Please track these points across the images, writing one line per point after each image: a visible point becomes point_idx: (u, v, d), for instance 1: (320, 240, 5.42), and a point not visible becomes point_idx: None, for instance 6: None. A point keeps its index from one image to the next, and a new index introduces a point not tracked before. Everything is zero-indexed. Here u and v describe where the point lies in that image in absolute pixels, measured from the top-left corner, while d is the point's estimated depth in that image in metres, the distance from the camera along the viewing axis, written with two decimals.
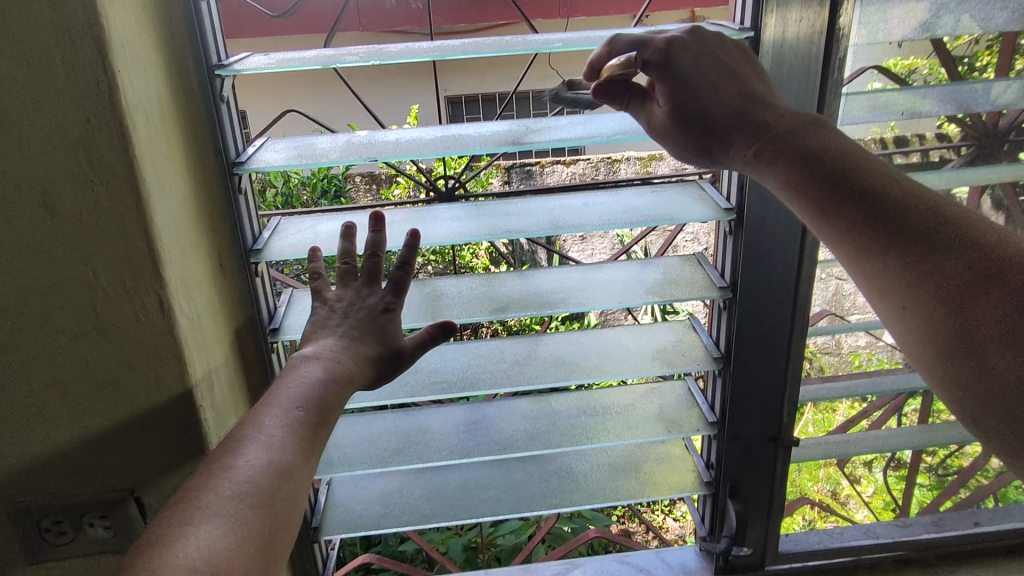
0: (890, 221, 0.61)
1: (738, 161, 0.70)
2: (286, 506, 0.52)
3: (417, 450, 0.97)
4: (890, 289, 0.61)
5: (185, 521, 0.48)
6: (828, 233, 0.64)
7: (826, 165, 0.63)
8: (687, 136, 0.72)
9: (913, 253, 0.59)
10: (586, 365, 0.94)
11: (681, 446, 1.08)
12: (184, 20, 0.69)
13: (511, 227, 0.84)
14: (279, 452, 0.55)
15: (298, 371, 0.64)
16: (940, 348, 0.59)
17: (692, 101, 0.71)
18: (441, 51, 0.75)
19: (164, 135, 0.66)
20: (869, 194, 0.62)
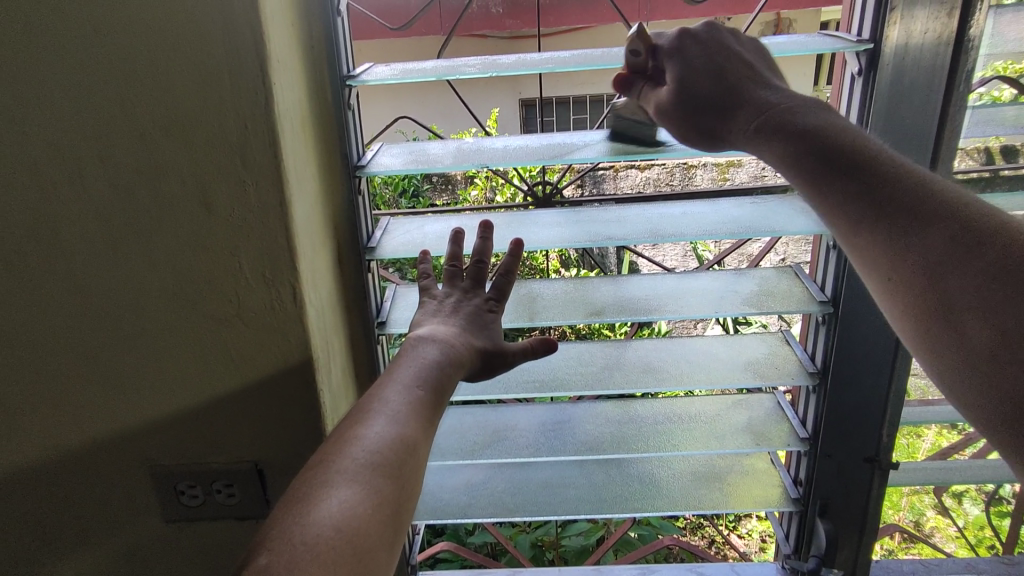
0: (888, 200, 0.58)
1: (744, 142, 0.70)
2: (410, 478, 0.57)
3: (504, 445, 1.01)
4: (876, 263, 0.59)
5: (326, 483, 0.53)
6: (826, 212, 0.62)
7: (817, 139, 0.63)
8: (691, 114, 0.72)
9: (910, 232, 0.56)
10: (677, 373, 0.94)
11: (767, 460, 1.06)
12: (322, 35, 0.74)
13: (611, 234, 0.86)
14: (403, 426, 0.59)
15: (417, 352, 0.69)
16: (935, 341, 0.55)
17: (697, 79, 0.72)
18: (556, 63, 0.77)
19: (303, 140, 0.72)
20: (862, 170, 0.60)
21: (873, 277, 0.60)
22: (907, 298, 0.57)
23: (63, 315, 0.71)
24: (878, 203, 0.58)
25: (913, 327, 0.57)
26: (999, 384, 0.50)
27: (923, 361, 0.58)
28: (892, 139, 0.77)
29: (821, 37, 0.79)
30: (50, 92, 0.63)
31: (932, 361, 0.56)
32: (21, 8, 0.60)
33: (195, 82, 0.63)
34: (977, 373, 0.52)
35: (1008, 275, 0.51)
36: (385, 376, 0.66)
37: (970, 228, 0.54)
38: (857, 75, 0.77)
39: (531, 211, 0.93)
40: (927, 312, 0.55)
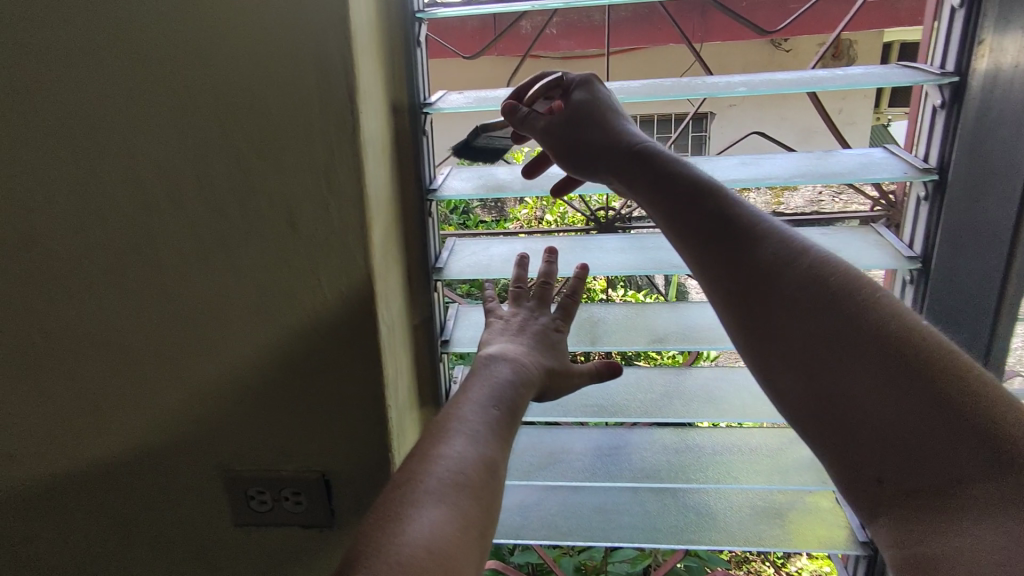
0: (721, 227, 0.66)
1: (609, 174, 0.76)
2: (492, 494, 0.60)
3: (560, 468, 1.01)
4: (716, 280, 0.66)
5: (416, 498, 0.56)
6: (673, 238, 0.70)
7: (668, 169, 0.71)
8: (574, 138, 0.76)
9: (737, 256, 0.65)
10: (738, 404, 0.93)
11: (831, 499, 1.03)
12: (403, 66, 0.78)
13: (676, 262, 0.87)
14: (483, 445, 0.64)
15: (491, 369, 0.74)
16: (758, 348, 0.63)
17: (587, 111, 0.77)
18: (628, 94, 0.79)
19: (382, 166, 0.75)
20: (700, 199, 0.68)
21: (707, 294, 0.68)
22: (738, 313, 0.64)
23: (154, 324, 0.76)
24: (714, 230, 0.66)
25: (743, 336, 0.65)
26: (822, 392, 0.57)
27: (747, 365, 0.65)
28: (980, 174, 0.74)
29: (900, 69, 0.78)
30: (158, 118, 0.68)
31: (754, 365, 0.64)
32: (137, 42, 0.66)
33: (288, 112, 0.67)
34: (794, 375, 0.60)
35: (813, 292, 0.60)
36: (457, 398, 0.70)
37: (784, 253, 0.63)
38: (939, 108, 0.75)
39: (594, 236, 0.94)
40: (750, 323, 0.63)
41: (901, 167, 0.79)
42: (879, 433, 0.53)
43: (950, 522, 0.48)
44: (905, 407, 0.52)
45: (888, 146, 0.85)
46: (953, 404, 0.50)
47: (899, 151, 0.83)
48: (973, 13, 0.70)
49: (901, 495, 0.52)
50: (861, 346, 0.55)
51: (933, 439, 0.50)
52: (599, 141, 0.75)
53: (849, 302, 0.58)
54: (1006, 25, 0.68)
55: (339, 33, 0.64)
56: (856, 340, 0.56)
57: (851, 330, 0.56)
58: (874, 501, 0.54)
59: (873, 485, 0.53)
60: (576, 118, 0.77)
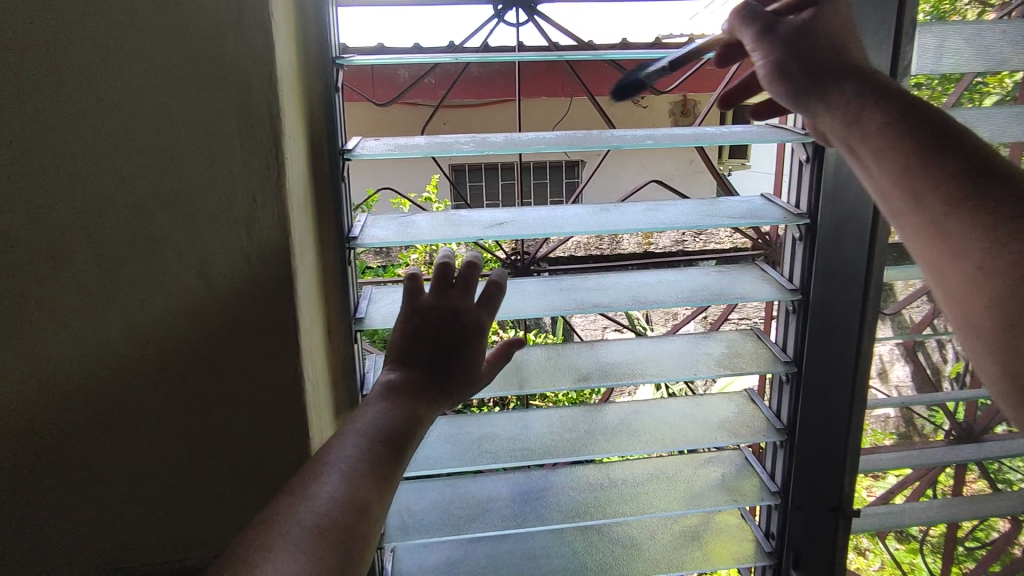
0: (939, 149, 0.58)
1: (832, 108, 0.66)
2: (355, 546, 0.51)
3: (489, 516, 0.99)
4: (946, 226, 0.56)
5: (263, 546, 0.48)
6: (889, 167, 0.61)
7: (916, 109, 0.61)
8: (798, 51, 0.67)
9: (983, 197, 0.54)
10: (653, 435, 0.98)
11: (739, 515, 1.11)
12: (323, 111, 0.75)
13: (596, 301, 0.91)
14: (355, 487, 0.53)
15: (378, 400, 0.62)
16: (980, 284, 0.53)
17: (827, 38, 0.67)
18: (551, 145, 0.84)
19: (304, 214, 0.72)
20: (924, 119, 0.60)
21: (903, 217, 0.61)
22: (936, 247, 0.57)
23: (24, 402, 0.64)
24: (972, 175, 0.56)
25: (960, 294, 0.55)
26: None
27: (954, 324, 0.57)
28: (838, 219, 0.86)
29: (771, 129, 0.89)
30: (41, 160, 0.59)
31: (971, 343, 0.55)
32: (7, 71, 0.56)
33: (205, 154, 0.62)
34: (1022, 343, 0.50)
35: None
36: (341, 433, 0.60)
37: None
38: (805, 162, 0.88)
39: (512, 281, 0.96)
40: (986, 270, 0.53)
41: (779, 212, 0.91)
42: None
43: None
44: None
45: (765, 193, 0.97)
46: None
47: (774, 199, 0.95)
48: None
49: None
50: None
51: None
52: (828, 66, 0.66)
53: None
54: None
55: (263, 74, 0.61)
56: None
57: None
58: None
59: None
60: (812, 35, 0.67)
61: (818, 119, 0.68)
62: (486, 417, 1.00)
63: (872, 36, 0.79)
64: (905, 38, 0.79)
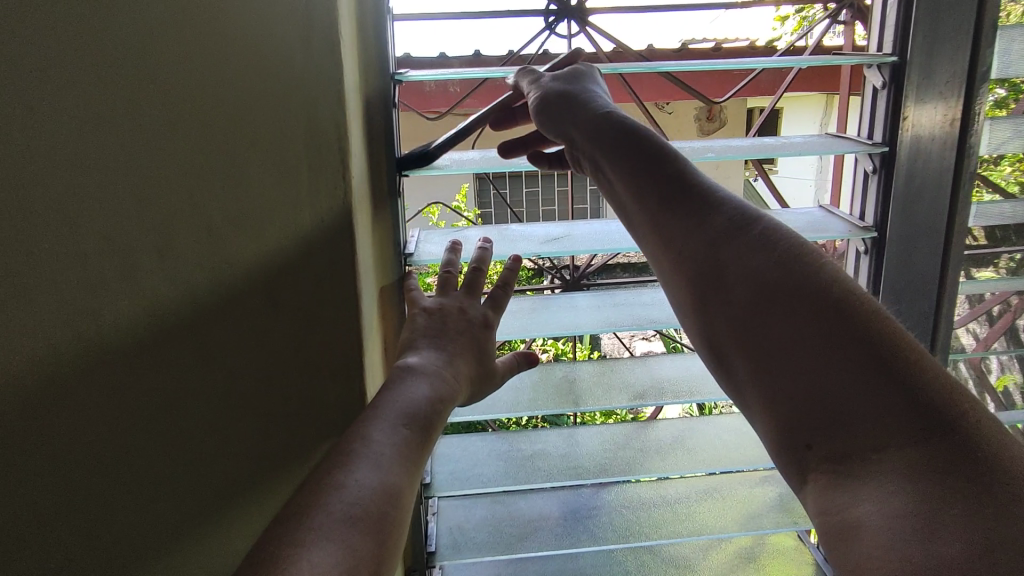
0: (644, 158, 0.62)
1: (577, 133, 0.68)
2: (391, 532, 0.49)
3: (541, 536, 0.96)
4: (655, 215, 0.60)
5: (300, 537, 0.45)
6: (616, 177, 0.64)
7: (626, 128, 0.65)
8: (556, 85, 0.71)
9: (678, 195, 0.59)
10: (709, 453, 0.96)
11: (795, 536, 1.08)
12: (383, 128, 0.75)
13: (654, 317, 0.89)
14: (387, 472, 0.52)
15: (405, 382, 0.61)
16: (679, 266, 0.58)
17: (581, 81, 0.73)
18: None
19: (363, 229, 0.71)
20: (631, 139, 0.64)
21: (637, 222, 0.63)
22: (651, 236, 0.61)
23: (71, 458, 0.57)
24: (678, 185, 0.60)
25: (672, 267, 0.59)
26: (727, 351, 0.53)
27: (671, 303, 0.60)
28: (910, 234, 0.84)
29: (834, 138, 0.86)
30: None
31: (686, 317, 0.58)
32: (69, 91, 0.52)
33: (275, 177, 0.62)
34: (709, 306, 0.54)
35: (724, 236, 0.55)
36: (367, 413, 0.58)
37: (735, 212, 0.56)
38: (871, 173, 0.85)
39: (564, 295, 0.95)
40: (680, 254, 0.57)
41: (843, 225, 0.87)
42: (820, 407, 0.45)
43: (873, 473, 0.41)
44: (842, 375, 0.44)
45: (823, 204, 0.93)
46: (906, 380, 0.42)
47: (834, 210, 0.91)
48: (897, 92, 0.79)
49: (825, 461, 0.44)
50: (761, 279, 0.51)
51: (835, 352, 0.45)
52: (573, 95, 0.70)
53: (765, 240, 0.53)
54: (922, 103, 0.79)
55: None
56: (745, 270, 0.52)
57: (746, 258, 0.53)
58: (803, 470, 0.45)
59: (801, 453, 0.45)
60: (580, 82, 0.72)
61: (568, 142, 0.71)
62: (536, 434, 0.98)
63: (946, 43, 0.77)
64: (984, 43, 0.77)
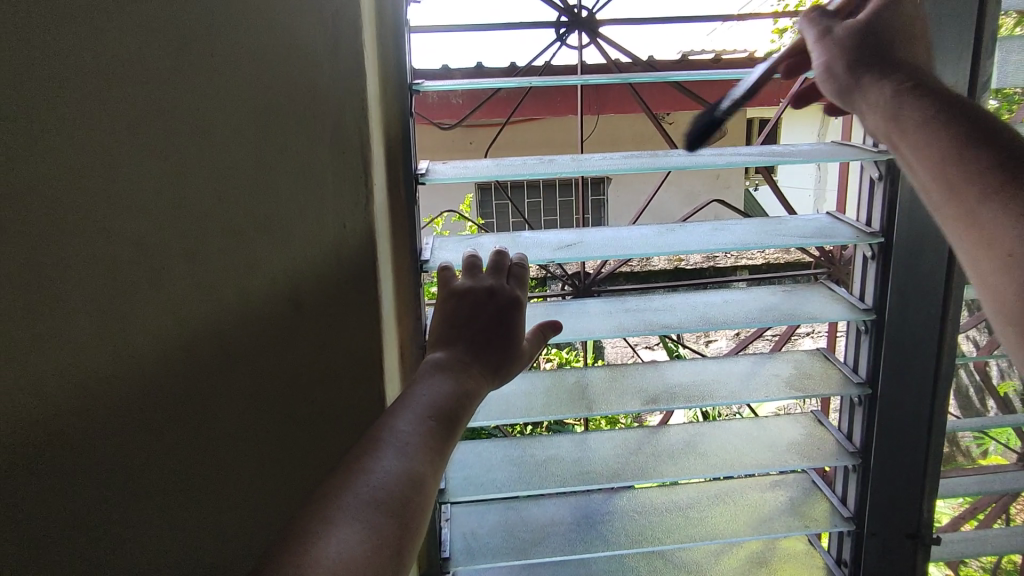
0: (987, 145, 0.57)
1: (884, 98, 0.64)
2: (414, 521, 0.50)
3: (554, 541, 0.97)
4: (999, 212, 0.54)
5: (324, 519, 0.47)
6: (936, 163, 0.59)
7: (962, 108, 0.60)
8: (860, 45, 0.66)
9: (1022, 181, 0.54)
10: (720, 458, 0.97)
11: (806, 542, 1.08)
12: (401, 138, 0.77)
13: (666, 322, 0.90)
14: (412, 461, 0.53)
15: (431, 378, 0.62)
16: (1014, 269, 0.52)
17: (887, 33, 0.67)
18: (620, 166, 0.84)
19: (382, 236, 0.72)
20: (971, 112, 0.60)
21: (949, 216, 0.59)
22: (969, 234, 0.56)
23: None
24: (1011, 170, 0.55)
25: (1000, 275, 0.53)
26: None
27: (994, 318, 0.56)
28: (917, 237, 0.85)
29: (840, 146, 0.88)
30: None
31: (1008, 330, 0.54)
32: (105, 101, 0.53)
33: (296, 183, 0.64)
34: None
35: None
36: (394, 407, 0.59)
37: None
38: (877, 180, 0.86)
39: (576, 302, 0.96)
40: (1009, 237, 0.53)
41: (850, 231, 0.89)
42: None
43: None
44: None
45: (830, 211, 0.95)
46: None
47: (841, 217, 0.93)
48: None
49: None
50: None
51: None
52: (889, 58, 0.65)
53: None
54: None
55: None
56: None
57: None
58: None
59: None
60: (892, 36, 0.67)
61: (864, 117, 0.67)
62: (549, 439, 0.99)
63: (948, 53, 0.79)
64: (983, 55, 0.79)
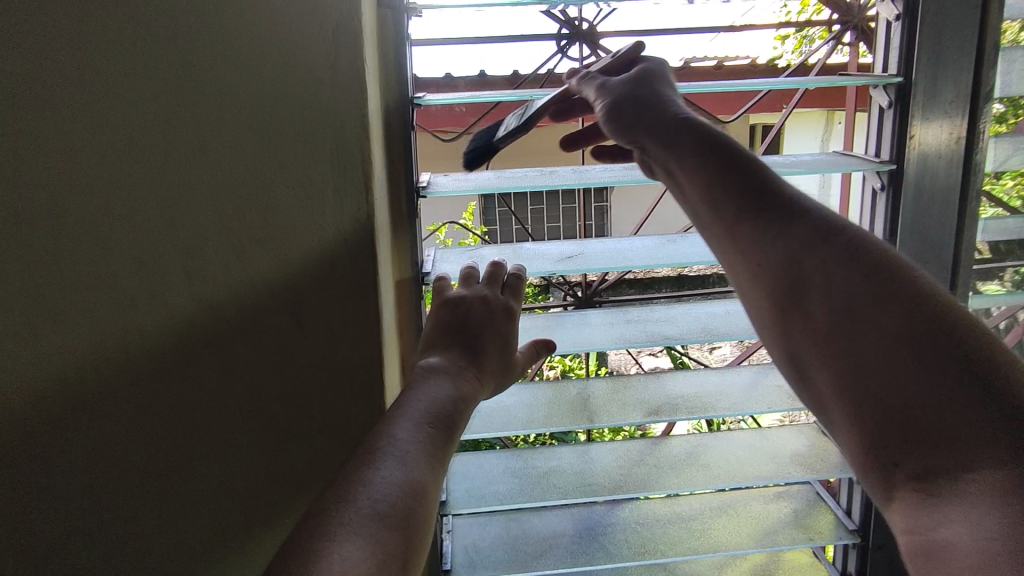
0: (738, 177, 0.62)
1: (660, 145, 0.66)
2: (417, 529, 0.50)
3: (556, 553, 0.96)
4: (751, 237, 0.60)
5: (329, 533, 0.46)
6: (703, 195, 0.64)
7: (715, 145, 0.63)
8: (626, 95, 0.66)
9: (761, 209, 0.60)
10: (723, 469, 0.96)
11: (810, 554, 1.07)
12: (402, 151, 0.77)
13: (667, 333, 0.90)
14: (411, 468, 0.53)
15: (428, 384, 0.63)
16: (758, 280, 0.59)
17: (652, 86, 0.68)
18: (621, 178, 0.84)
19: (383, 249, 0.73)
20: (736, 153, 0.63)
21: (711, 231, 0.64)
22: (728, 247, 0.63)
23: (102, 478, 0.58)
24: (755, 201, 0.60)
25: (753, 284, 0.60)
26: (824, 362, 0.53)
27: (750, 312, 0.62)
28: (920, 249, 0.85)
29: (841, 157, 0.88)
30: None
31: (765, 328, 0.60)
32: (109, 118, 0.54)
33: (298, 197, 0.64)
34: (792, 322, 0.56)
35: (807, 247, 0.56)
36: (391, 414, 0.59)
37: (823, 224, 0.57)
38: (879, 190, 0.86)
39: (577, 312, 0.96)
40: (750, 250, 0.60)
41: None
42: (921, 417, 0.45)
43: (960, 485, 0.42)
44: (913, 376, 0.46)
45: None
46: (992, 386, 0.43)
47: None
48: (903, 112, 0.81)
49: (912, 478, 0.44)
50: (850, 302, 0.51)
51: (933, 370, 0.46)
52: (648, 108, 0.65)
53: (885, 276, 0.51)
54: (928, 122, 0.81)
55: (356, 120, 0.65)
56: (845, 296, 0.52)
57: (831, 280, 0.53)
58: (888, 482, 0.46)
59: (887, 469, 0.46)
60: (642, 85, 0.67)
61: (644, 152, 0.68)
62: (550, 450, 0.99)
63: (949, 64, 0.79)
64: (985, 66, 0.79)
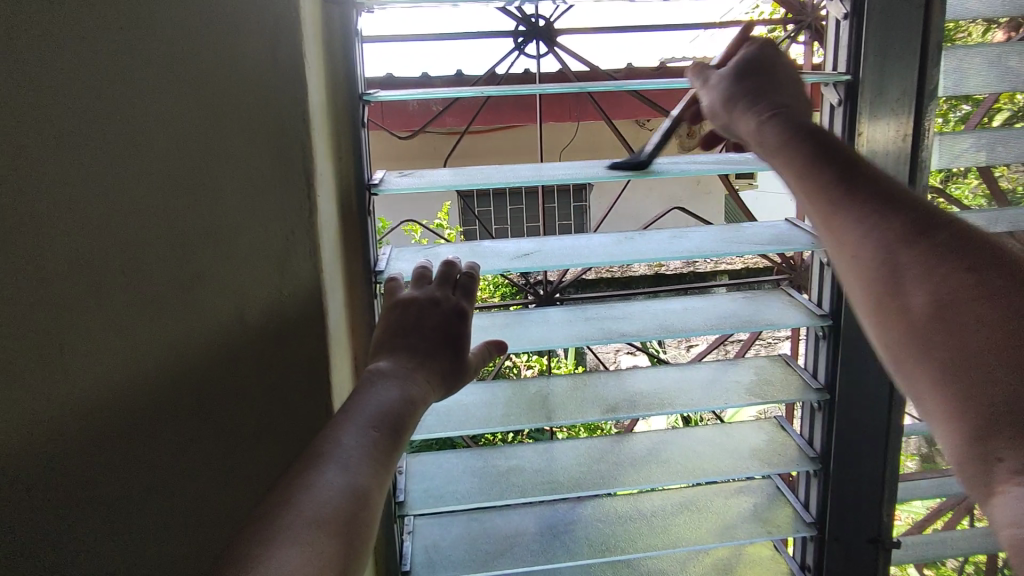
0: (836, 152, 0.60)
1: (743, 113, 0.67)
2: (359, 535, 0.49)
3: (516, 553, 0.96)
4: (845, 215, 0.56)
5: (268, 539, 0.45)
6: (784, 166, 0.62)
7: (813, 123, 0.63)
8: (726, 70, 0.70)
9: (861, 187, 0.57)
10: (683, 465, 0.97)
11: (771, 548, 1.08)
12: (352, 150, 0.77)
13: (624, 330, 0.90)
14: (356, 474, 0.52)
15: (375, 388, 0.62)
16: (855, 267, 0.55)
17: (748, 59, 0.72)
18: (574, 175, 0.83)
19: (331, 247, 0.72)
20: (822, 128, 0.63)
21: (807, 212, 0.61)
22: (824, 231, 0.58)
23: None
24: (847, 175, 0.58)
25: (848, 270, 0.56)
26: (922, 351, 0.48)
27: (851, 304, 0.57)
28: None
29: None
30: None
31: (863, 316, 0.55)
32: None
33: (239, 196, 0.63)
34: (886, 309, 0.52)
35: (910, 234, 0.52)
36: (338, 418, 0.58)
37: (923, 208, 0.53)
38: None
39: (535, 311, 0.95)
40: (851, 232, 0.55)
41: (806, 238, 0.89)
42: None
43: None
44: None
45: (790, 218, 0.95)
46: None
47: (800, 224, 0.93)
48: (852, 109, 0.81)
49: (1017, 473, 0.39)
50: (953, 289, 0.48)
51: None
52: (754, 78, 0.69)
53: (992, 261, 0.48)
54: (876, 120, 0.82)
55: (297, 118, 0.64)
56: (956, 281, 0.48)
57: (930, 268, 0.50)
58: (984, 479, 0.41)
59: (988, 466, 0.41)
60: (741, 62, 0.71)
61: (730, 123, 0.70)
62: (511, 449, 0.99)
63: (894, 63, 0.80)
64: (929, 65, 0.80)
